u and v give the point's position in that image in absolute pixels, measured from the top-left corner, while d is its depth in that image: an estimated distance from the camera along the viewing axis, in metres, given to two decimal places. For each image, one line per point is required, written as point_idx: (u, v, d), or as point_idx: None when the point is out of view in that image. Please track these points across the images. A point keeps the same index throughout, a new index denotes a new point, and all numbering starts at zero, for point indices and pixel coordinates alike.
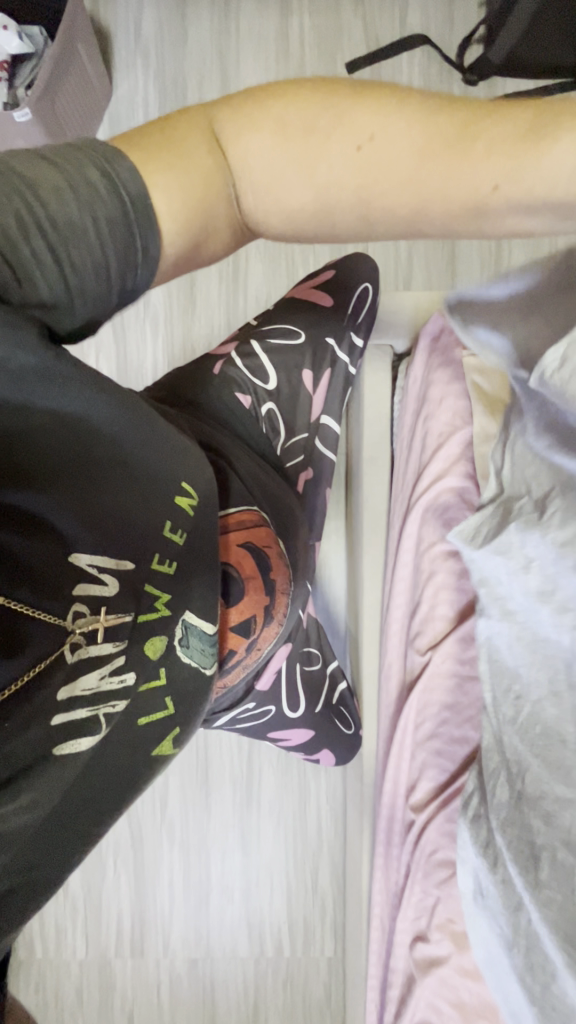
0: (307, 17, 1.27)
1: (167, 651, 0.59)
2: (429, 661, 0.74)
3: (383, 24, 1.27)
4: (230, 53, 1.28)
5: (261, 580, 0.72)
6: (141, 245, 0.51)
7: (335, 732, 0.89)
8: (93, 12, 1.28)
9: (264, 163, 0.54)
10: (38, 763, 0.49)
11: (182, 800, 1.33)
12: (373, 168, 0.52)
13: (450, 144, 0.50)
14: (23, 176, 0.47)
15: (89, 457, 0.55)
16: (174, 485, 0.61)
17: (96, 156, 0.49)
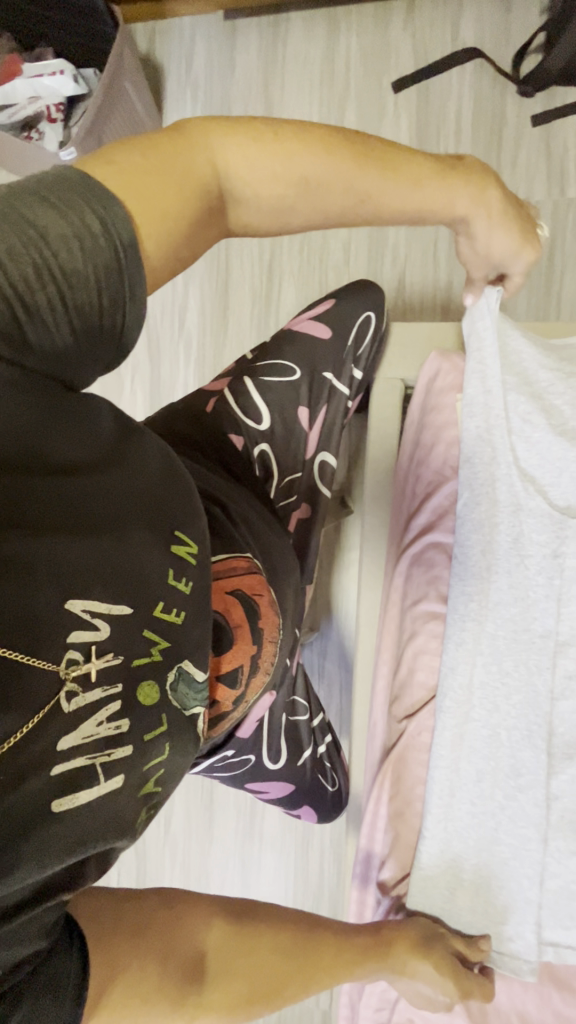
0: (354, 37, 1.25)
1: (161, 698, 0.55)
2: (405, 730, 0.73)
3: (434, 39, 1.21)
4: (275, 80, 1.29)
5: (249, 630, 0.68)
6: (132, 292, 0.52)
7: (317, 788, 0.85)
8: (149, 52, 1.34)
9: (247, 196, 0.59)
10: (36, 822, 0.46)
11: (186, 820, 1.33)
12: (301, 178, 0.58)
13: (319, 144, 0.57)
14: (32, 222, 0.48)
15: (83, 505, 0.51)
16: (173, 527, 0.58)
17: (94, 199, 0.50)
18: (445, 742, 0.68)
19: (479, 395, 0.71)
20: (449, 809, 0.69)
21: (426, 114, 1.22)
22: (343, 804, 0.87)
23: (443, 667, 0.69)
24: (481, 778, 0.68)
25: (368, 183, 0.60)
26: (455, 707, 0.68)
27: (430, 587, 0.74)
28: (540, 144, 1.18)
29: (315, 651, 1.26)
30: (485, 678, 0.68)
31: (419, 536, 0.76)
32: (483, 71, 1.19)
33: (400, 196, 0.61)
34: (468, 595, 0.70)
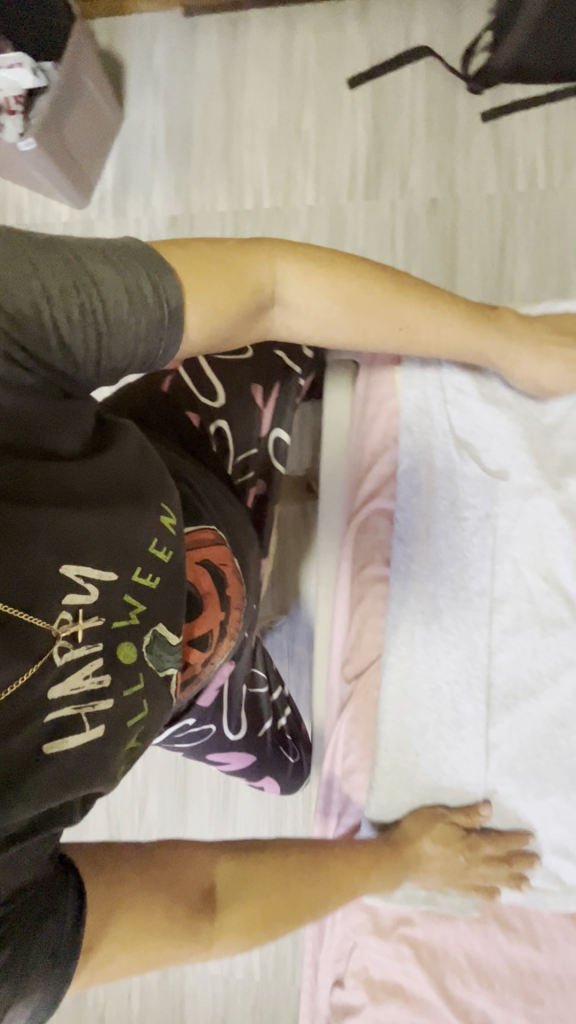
0: (311, 35, 1.28)
1: (140, 657, 0.58)
2: (353, 690, 0.75)
3: (388, 37, 1.25)
4: (235, 75, 1.31)
5: (218, 597, 0.72)
6: (164, 346, 0.58)
7: (278, 759, 0.87)
8: (110, 47, 1.36)
9: (298, 304, 0.64)
10: (29, 763, 0.48)
11: (160, 806, 1.34)
12: (352, 302, 0.64)
13: (365, 299, 0.64)
14: (87, 272, 0.53)
15: (80, 485, 0.55)
16: (155, 503, 0.62)
17: (152, 269, 0.56)
18: (390, 696, 0.70)
19: (417, 367, 0.74)
20: (396, 763, 0.70)
21: (382, 110, 1.26)
22: (304, 775, 0.90)
23: (387, 625, 0.71)
24: (425, 730, 0.69)
25: (406, 311, 0.65)
26: (399, 664, 0.70)
27: (376, 552, 0.76)
28: (489, 138, 1.22)
29: (284, 634, 1.29)
30: (426, 635, 0.70)
31: (365, 503, 0.77)
32: (434, 69, 1.24)
33: (440, 336, 0.67)
34: (410, 557, 0.72)
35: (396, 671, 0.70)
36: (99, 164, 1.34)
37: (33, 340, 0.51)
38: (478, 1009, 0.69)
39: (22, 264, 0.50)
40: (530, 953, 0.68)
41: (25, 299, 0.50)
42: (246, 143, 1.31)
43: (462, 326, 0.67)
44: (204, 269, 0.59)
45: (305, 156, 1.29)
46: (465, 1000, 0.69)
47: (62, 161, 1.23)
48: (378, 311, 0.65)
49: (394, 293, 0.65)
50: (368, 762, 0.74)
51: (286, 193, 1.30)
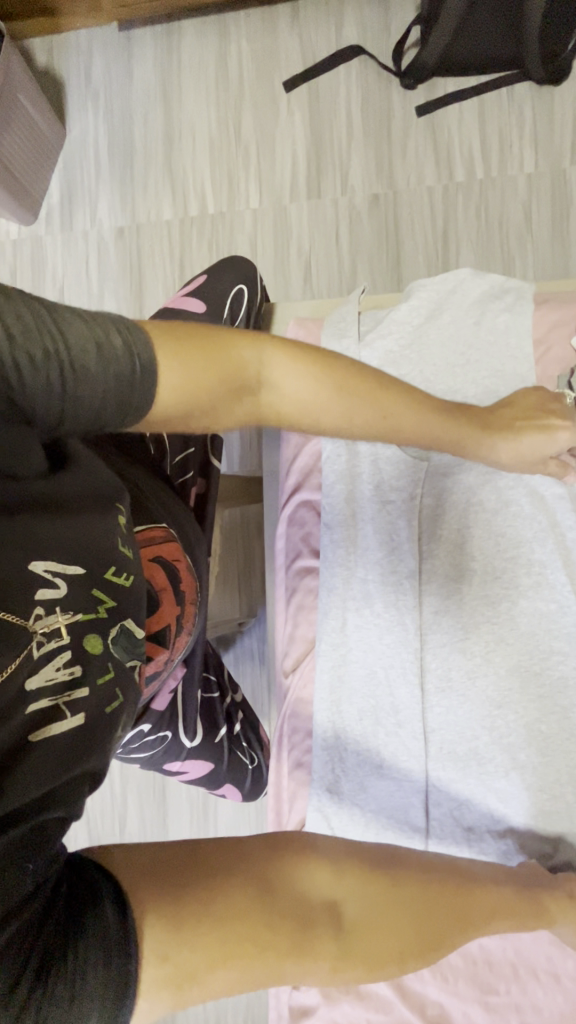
0: (244, 42, 1.30)
1: (110, 649, 0.58)
2: (291, 680, 0.77)
3: (320, 39, 1.27)
4: (173, 85, 1.33)
5: (174, 590, 0.72)
6: (137, 403, 0.52)
7: (237, 764, 0.86)
8: (49, 65, 1.37)
9: (285, 393, 0.58)
10: (16, 753, 0.48)
11: (140, 818, 1.32)
12: (338, 402, 0.59)
13: (354, 389, 0.59)
14: (51, 316, 0.48)
15: (41, 481, 0.53)
16: (112, 499, 0.62)
17: (121, 323, 0.51)
18: (324, 683, 0.73)
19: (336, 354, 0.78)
20: (336, 749, 0.73)
21: (319, 110, 1.27)
22: (264, 781, 0.89)
23: (319, 613, 0.75)
24: (362, 715, 0.72)
25: (391, 410, 0.60)
26: (329, 646, 0.73)
27: (307, 545, 0.78)
28: (426, 131, 1.24)
29: (254, 637, 1.29)
30: (359, 621, 0.72)
31: (290, 499, 0.79)
32: (367, 67, 1.25)
33: (424, 426, 0.61)
34: (336, 541, 0.75)
35: (325, 654, 0.73)
36: (45, 182, 1.35)
37: None
38: (434, 999, 0.72)
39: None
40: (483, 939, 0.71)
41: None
42: (187, 152, 1.32)
43: (449, 422, 0.62)
44: (181, 341, 0.54)
45: (246, 160, 1.30)
46: (419, 992, 0.73)
47: (4, 178, 1.23)
48: (361, 406, 0.59)
49: (368, 379, 0.60)
50: (309, 754, 0.76)
51: (230, 198, 1.31)
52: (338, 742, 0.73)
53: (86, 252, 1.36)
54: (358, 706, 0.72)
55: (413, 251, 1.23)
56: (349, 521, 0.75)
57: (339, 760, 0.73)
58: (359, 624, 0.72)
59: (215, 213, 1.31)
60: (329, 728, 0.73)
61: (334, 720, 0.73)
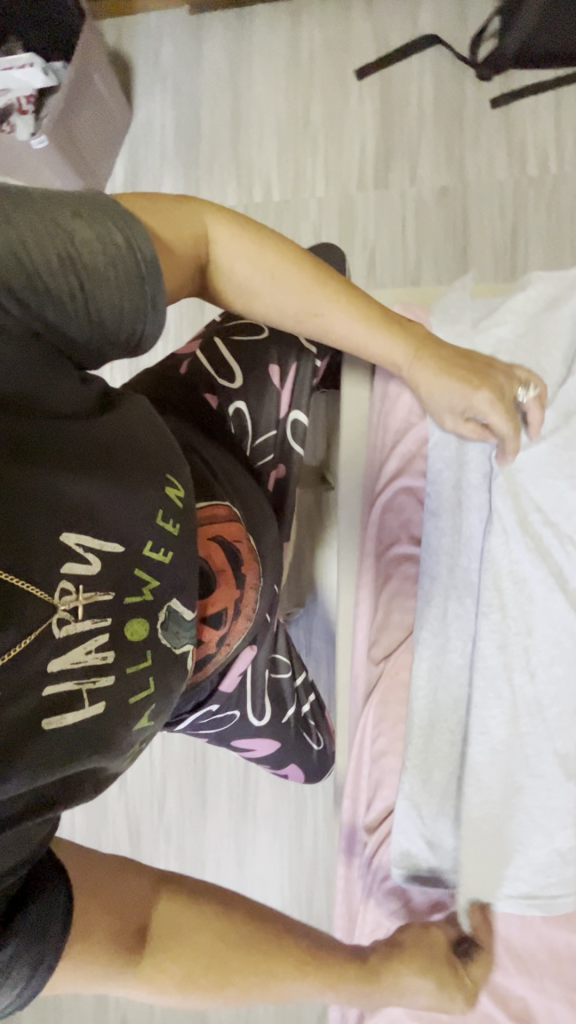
0: (317, 28, 1.29)
1: (149, 634, 0.55)
2: (382, 669, 0.77)
3: (395, 27, 1.25)
4: (242, 71, 1.32)
5: (231, 573, 0.68)
6: (151, 303, 0.54)
7: (303, 746, 0.85)
8: (117, 47, 1.37)
9: (251, 274, 0.64)
10: (25, 740, 0.45)
11: (179, 804, 1.32)
12: (305, 290, 0.65)
13: (318, 280, 0.65)
14: (59, 220, 0.49)
15: (78, 443, 0.51)
16: (161, 473, 0.58)
17: (121, 216, 0.52)
18: (423, 673, 0.72)
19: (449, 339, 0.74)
20: (429, 744, 0.71)
21: (390, 98, 1.26)
22: (331, 762, 0.88)
23: (419, 601, 0.74)
24: (458, 705, 0.71)
25: (348, 307, 0.67)
26: (427, 635, 0.72)
27: (403, 532, 0.79)
28: (500, 123, 1.22)
29: (302, 628, 1.28)
30: (459, 611, 0.71)
31: (388, 485, 0.79)
32: (442, 57, 1.24)
33: (372, 326, 0.68)
34: (442, 531, 0.74)
35: (423, 643, 0.72)
36: (109, 163, 1.34)
37: (13, 279, 0.46)
38: (517, 995, 0.71)
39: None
40: (569, 937, 0.71)
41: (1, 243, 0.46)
42: (254, 139, 1.32)
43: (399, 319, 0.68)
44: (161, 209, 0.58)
45: (314, 148, 1.29)
46: (502, 989, 0.71)
47: (71, 157, 1.23)
48: (319, 297, 0.65)
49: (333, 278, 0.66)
50: (399, 745, 0.75)
51: (296, 186, 1.30)
52: (433, 737, 0.71)
53: None
54: (457, 700, 0.71)
55: (481, 244, 1.22)
56: (450, 511, 0.73)
57: (437, 755, 0.71)
58: (460, 615, 0.71)
59: (280, 201, 1.30)
60: (421, 721, 0.71)
61: (429, 715, 0.71)
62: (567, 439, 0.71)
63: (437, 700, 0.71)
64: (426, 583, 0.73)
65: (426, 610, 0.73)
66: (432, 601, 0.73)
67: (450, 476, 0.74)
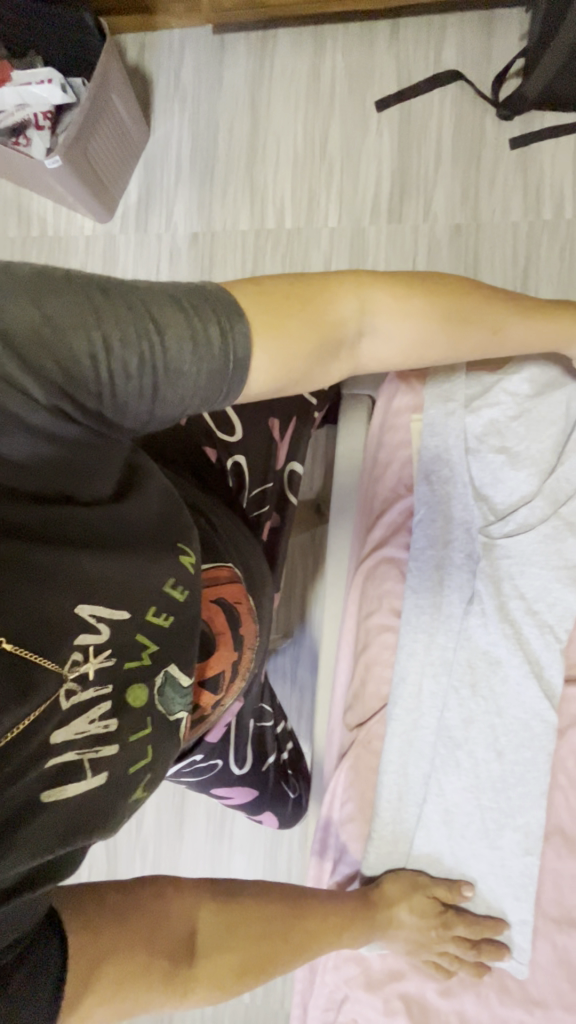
0: (339, 56, 1.28)
1: (148, 701, 0.57)
2: (355, 737, 0.79)
3: (418, 60, 1.24)
4: (262, 94, 1.31)
5: (230, 635, 0.71)
6: (223, 393, 0.53)
7: (280, 795, 0.86)
8: (138, 62, 1.36)
9: (379, 330, 0.59)
10: (27, 811, 0.48)
11: (157, 823, 1.33)
12: (438, 325, 0.60)
13: (444, 311, 0.60)
14: (147, 311, 0.48)
15: (111, 527, 0.54)
16: (178, 547, 0.60)
17: (215, 306, 0.51)
18: (394, 748, 0.73)
19: (439, 415, 0.75)
20: (397, 813, 0.74)
21: (408, 132, 1.25)
22: (305, 810, 0.90)
23: (395, 675, 0.73)
24: (427, 780, 0.72)
25: (476, 333, 0.62)
26: (400, 710, 0.73)
27: (383, 602, 0.78)
28: (517, 165, 1.21)
29: (288, 654, 1.27)
30: (434, 688, 0.72)
31: (374, 550, 0.81)
32: (463, 94, 1.22)
33: (500, 346, 0.64)
34: (422, 606, 0.73)
35: (397, 718, 0.73)
36: (123, 180, 1.34)
37: (82, 381, 0.47)
38: None
39: (84, 312, 0.46)
40: (525, 1016, 0.73)
41: (81, 343, 0.46)
42: (270, 164, 1.31)
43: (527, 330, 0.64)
44: (263, 313, 0.53)
45: (329, 178, 1.28)
46: None
47: (87, 178, 1.24)
48: (453, 335, 0.61)
49: (460, 302, 0.60)
50: (366, 811, 0.78)
51: (309, 214, 1.29)
52: (400, 807, 0.73)
53: (158, 255, 1.36)
54: (424, 776, 0.72)
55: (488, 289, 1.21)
56: (433, 587, 0.73)
57: (401, 822, 0.74)
58: (434, 695, 0.72)
59: (291, 229, 1.30)
60: (391, 793, 0.73)
61: (398, 790, 0.73)
62: (557, 530, 0.70)
63: (406, 774, 0.73)
64: (404, 661, 0.73)
65: (400, 691, 0.73)
66: (407, 681, 0.73)
67: (433, 549, 0.73)
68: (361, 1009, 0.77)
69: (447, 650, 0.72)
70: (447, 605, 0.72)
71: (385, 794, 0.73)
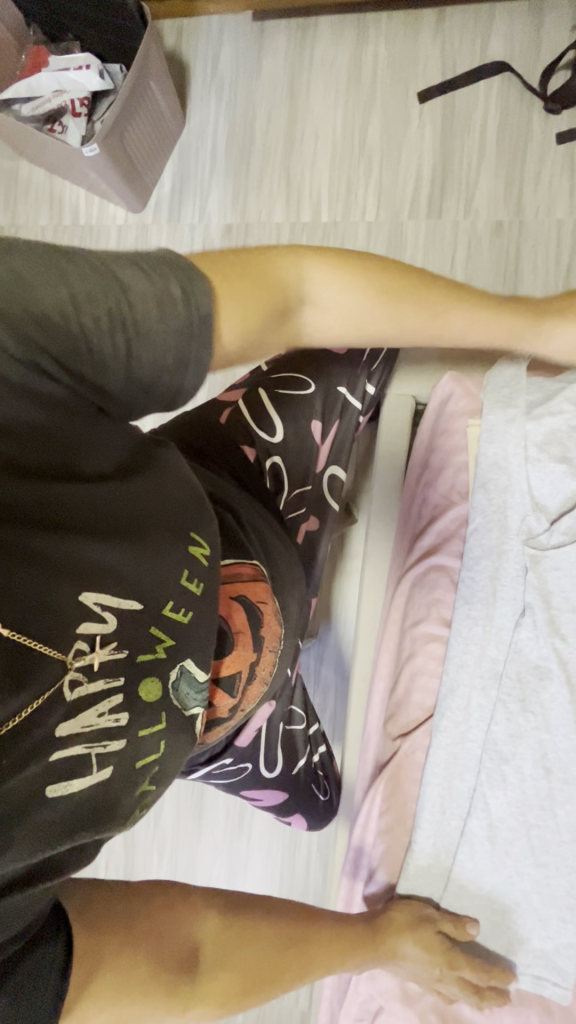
0: (382, 45, 1.24)
1: (163, 695, 0.57)
2: (398, 748, 0.78)
3: (463, 50, 1.21)
4: (301, 82, 1.28)
5: (250, 634, 0.69)
6: (197, 356, 0.54)
7: (310, 797, 0.85)
8: (176, 49, 1.33)
9: (333, 311, 0.62)
10: (29, 804, 0.48)
11: (176, 816, 1.33)
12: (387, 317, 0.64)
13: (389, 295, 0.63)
14: (117, 281, 0.51)
15: (106, 505, 0.53)
16: (188, 537, 0.59)
17: (182, 273, 0.53)
18: (438, 761, 0.72)
19: (499, 422, 0.71)
20: (440, 827, 0.72)
21: (451, 124, 1.22)
22: (336, 810, 0.89)
23: (443, 687, 0.72)
24: (471, 794, 0.71)
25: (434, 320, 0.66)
26: (447, 722, 0.72)
27: (430, 611, 0.78)
28: (564, 160, 1.17)
29: (312, 655, 1.27)
30: (482, 703, 0.71)
31: (422, 557, 0.80)
32: (510, 86, 1.19)
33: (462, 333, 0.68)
34: (473, 618, 0.72)
35: (442, 730, 0.72)
36: (157, 169, 1.32)
37: (61, 344, 0.49)
38: None
39: (52, 272, 0.49)
40: None
41: (53, 302, 0.48)
42: (307, 155, 1.29)
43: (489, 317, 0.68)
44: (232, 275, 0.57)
45: (368, 172, 1.26)
46: None
47: (122, 166, 1.22)
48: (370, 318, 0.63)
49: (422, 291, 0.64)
50: (405, 823, 0.77)
51: (346, 207, 1.27)
52: (443, 821, 0.72)
53: (191, 246, 1.34)
54: (471, 790, 0.71)
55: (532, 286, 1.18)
56: (486, 599, 0.71)
57: (443, 838, 0.72)
58: (482, 709, 0.70)
59: (328, 222, 1.27)
60: (434, 805, 0.72)
61: (442, 802, 0.72)
62: None
63: (449, 787, 0.72)
64: (454, 677, 0.72)
65: (448, 705, 0.72)
66: (457, 695, 0.71)
67: (489, 560, 0.72)
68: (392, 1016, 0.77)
69: (498, 664, 0.70)
70: (500, 617, 0.70)
71: (429, 807, 0.72)
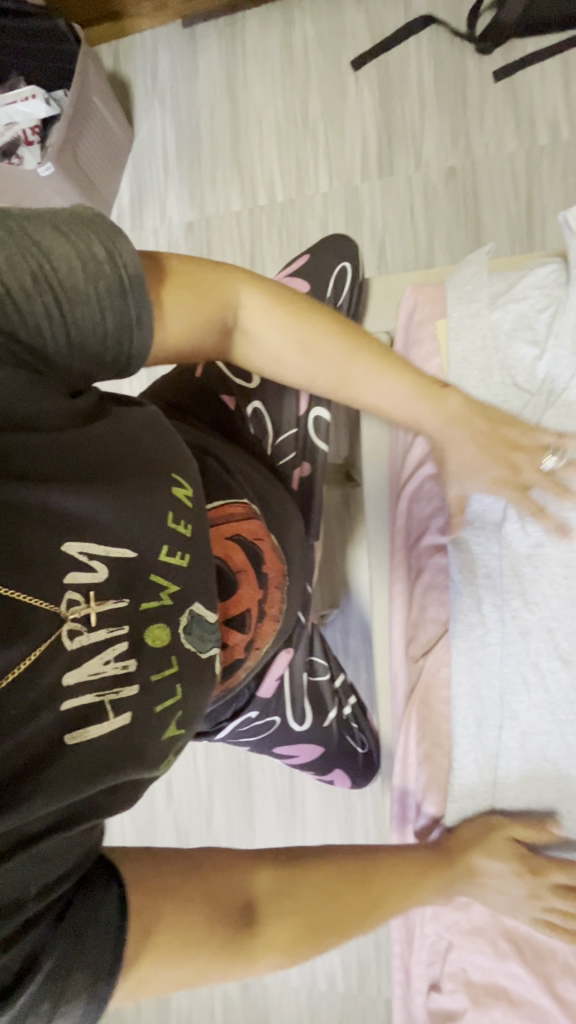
0: (309, 23, 1.28)
1: (172, 639, 0.55)
2: (422, 667, 0.77)
3: (388, 13, 1.23)
4: (238, 75, 1.32)
5: (255, 573, 0.67)
6: (136, 315, 0.54)
7: (347, 750, 0.84)
8: (115, 69, 1.39)
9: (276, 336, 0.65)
10: (48, 754, 0.46)
11: (227, 815, 1.30)
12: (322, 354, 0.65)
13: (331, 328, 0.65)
14: (38, 244, 0.50)
15: (76, 454, 0.51)
16: (169, 480, 0.58)
17: (102, 232, 0.53)
18: (462, 666, 0.72)
19: (464, 317, 0.73)
20: (478, 740, 0.72)
21: (387, 85, 1.24)
22: (379, 766, 0.86)
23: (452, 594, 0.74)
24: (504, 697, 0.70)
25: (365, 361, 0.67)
26: (468, 631, 0.72)
27: (430, 526, 0.79)
28: (504, 95, 1.18)
29: (338, 627, 1.24)
30: (495, 600, 0.72)
31: (414, 473, 0.80)
32: (439, 36, 1.21)
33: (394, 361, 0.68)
34: (471, 517, 0.74)
35: (463, 635, 0.73)
36: (114, 184, 1.37)
37: None
38: None
39: None
40: None
41: None
42: (255, 141, 1.32)
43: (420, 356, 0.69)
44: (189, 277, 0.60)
45: (315, 144, 1.28)
46: None
47: (77, 182, 1.26)
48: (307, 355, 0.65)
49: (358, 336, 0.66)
50: (440, 748, 0.76)
51: (300, 183, 1.29)
52: (478, 722, 0.72)
53: (157, 247, 1.37)
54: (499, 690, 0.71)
55: (495, 220, 1.17)
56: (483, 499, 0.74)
57: (481, 747, 0.72)
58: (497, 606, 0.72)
59: (285, 200, 1.30)
60: (467, 709, 0.73)
61: (476, 707, 0.72)
62: None
63: (478, 687, 0.72)
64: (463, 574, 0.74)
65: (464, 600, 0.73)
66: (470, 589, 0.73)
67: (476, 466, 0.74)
68: (468, 957, 0.73)
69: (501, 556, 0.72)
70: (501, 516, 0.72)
71: (464, 714, 0.73)
